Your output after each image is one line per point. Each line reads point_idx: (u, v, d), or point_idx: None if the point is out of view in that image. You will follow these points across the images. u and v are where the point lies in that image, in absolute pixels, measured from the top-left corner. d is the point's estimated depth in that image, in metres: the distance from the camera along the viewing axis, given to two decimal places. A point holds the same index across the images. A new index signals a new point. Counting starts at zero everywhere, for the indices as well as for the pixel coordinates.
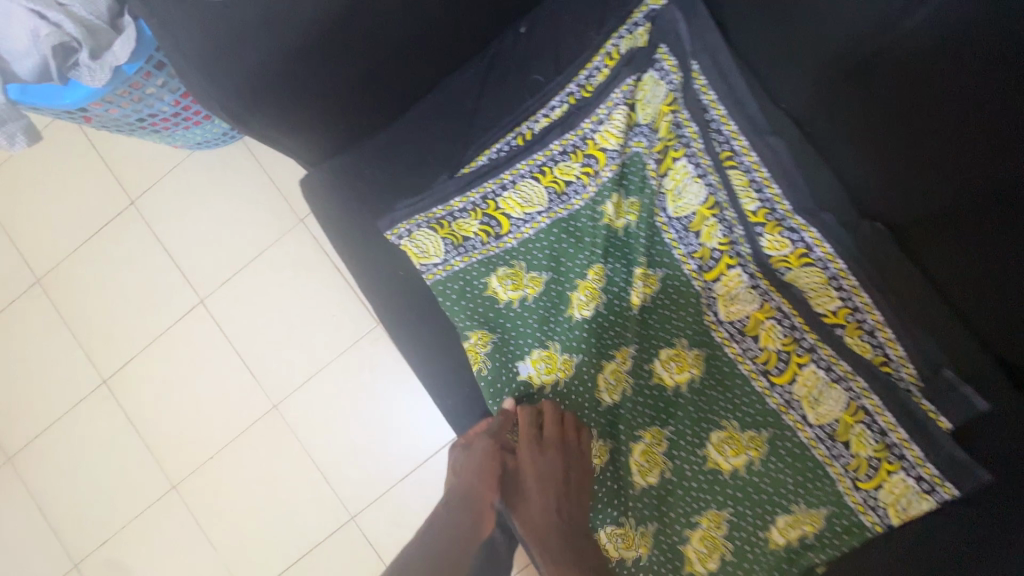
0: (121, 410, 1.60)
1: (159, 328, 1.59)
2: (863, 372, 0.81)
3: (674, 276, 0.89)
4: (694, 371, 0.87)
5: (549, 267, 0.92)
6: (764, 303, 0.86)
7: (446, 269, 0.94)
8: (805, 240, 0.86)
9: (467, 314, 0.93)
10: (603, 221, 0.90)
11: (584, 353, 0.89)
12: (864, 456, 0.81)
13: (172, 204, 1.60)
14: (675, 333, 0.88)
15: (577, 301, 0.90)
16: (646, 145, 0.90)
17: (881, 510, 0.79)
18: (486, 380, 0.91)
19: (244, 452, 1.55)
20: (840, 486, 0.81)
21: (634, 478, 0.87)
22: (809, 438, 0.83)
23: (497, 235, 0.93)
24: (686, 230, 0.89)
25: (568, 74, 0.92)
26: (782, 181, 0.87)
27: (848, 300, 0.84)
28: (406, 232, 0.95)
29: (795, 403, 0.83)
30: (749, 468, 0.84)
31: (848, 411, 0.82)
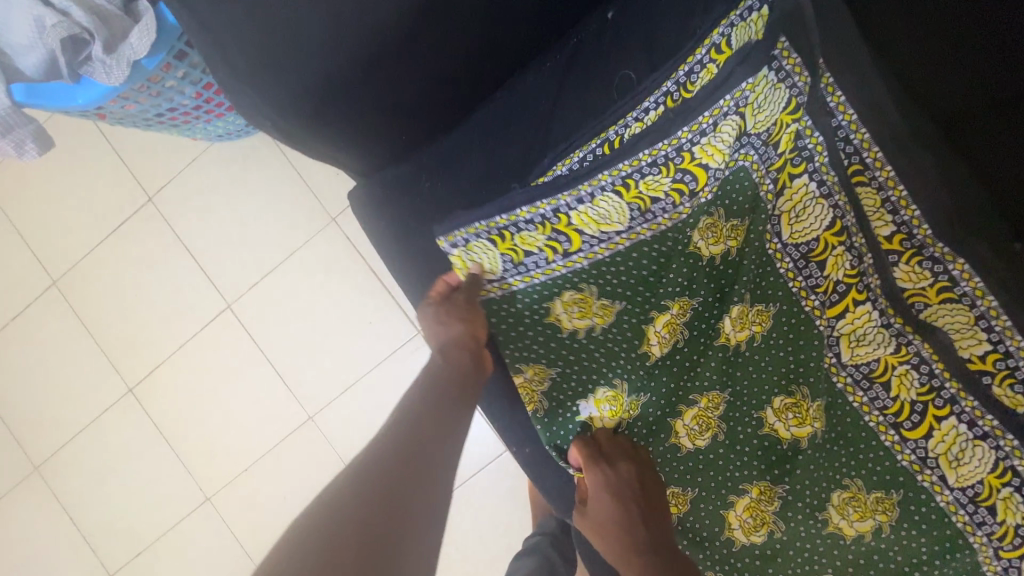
0: (148, 420, 1.51)
1: (186, 335, 1.49)
2: (1016, 430, 0.71)
3: (789, 311, 0.74)
4: (815, 425, 0.73)
5: (626, 295, 0.73)
6: (900, 346, 0.73)
7: (502, 290, 0.74)
8: (950, 273, 0.73)
9: (524, 344, 0.74)
10: (687, 244, 0.72)
11: (654, 395, 0.74)
12: (1012, 524, 0.70)
13: (193, 201, 1.48)
14: (796, 380, 0.73)
15: (654, 334, 0.73)
16: (757, 160, 0.72)
17: None
18: (542, 423, 0.73)
19: (279, 464, 1.46)
20: (980, 555, 0.71)
21: (734, 535, 0.73)
22: (948, 502, 0.71)
23: (568, 254, 0.73)
24: (805, 260, 0.74)
25: (666, 68, 0.71)
26: (923, 202, 0.74)
27: (998, 343, 0.72)
28: (462, 241, 0.73)
29: (931, 462, 0.71)
30: (876, 535, 0.71)
31: (995, 472, 0.71)
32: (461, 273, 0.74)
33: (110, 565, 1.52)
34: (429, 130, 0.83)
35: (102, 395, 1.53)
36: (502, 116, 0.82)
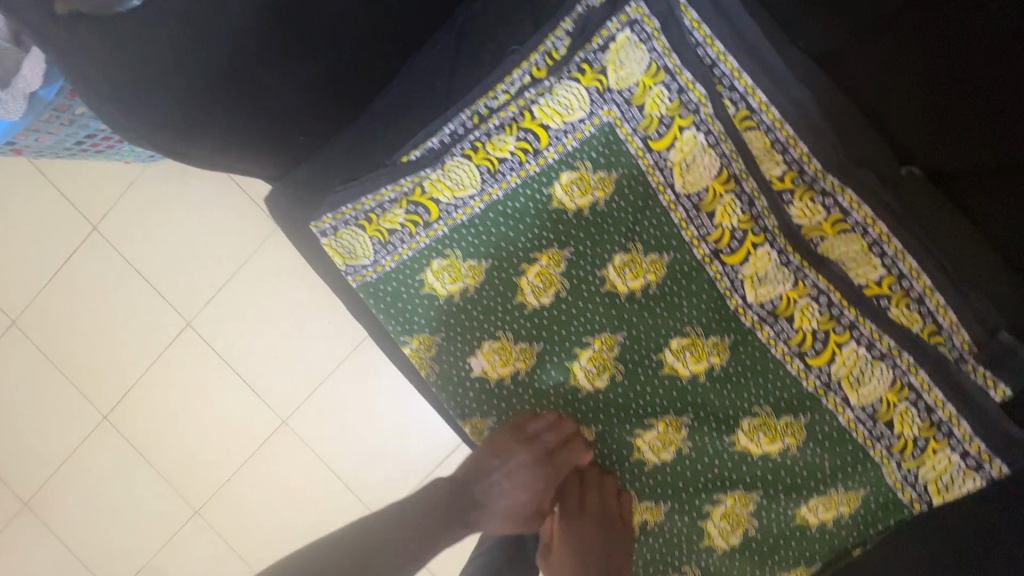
0: (126, 443, 1.54)
1: (150, 361, 1.51)
2: (914, 348, 0.74)
3: (683, 260, 0.79)
4: (713, 360, 0.79)
5: (488, 254, 0.85)
6: (798, 281, 0.77)
7: (376, 273, 0.88)
8: (840, 204, 0.76)
9: (404, 317, 0.88)
10: (546, 195, 0.82)
11: (549, 343, 0.84)
12: (909, 436, 0.75)
13: (137, 223, 1.47)
14: (689, 320, 0.80)
15: (529, 285, 0.84)
16: (619, 116, 0.79)
17: (920, 487, 0.75)
18: (438, 386, 0.89)
19: (262, 467, 1.50)
20: (884, 468, 0.76)
21: (644, 456, 0.83)
22: (849, 421, 0.76)
23: (426, 223, 0.86)
24: (697, 209, 0.79)
25: (533, 42, 0.79)
26: (809, 136, 0.76)
27: (892, 266, 0.75)
28: (331, 228, 0.89)
29: (833, 385, 0.76)
30: (785, 454, 0.78)
31: (892, 389, 0.75)
32: (337, 259, 0.89)
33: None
34: (327, 130, 0.84)
35: (75, 430, 1.54)
36: (399, 109, 0.85)
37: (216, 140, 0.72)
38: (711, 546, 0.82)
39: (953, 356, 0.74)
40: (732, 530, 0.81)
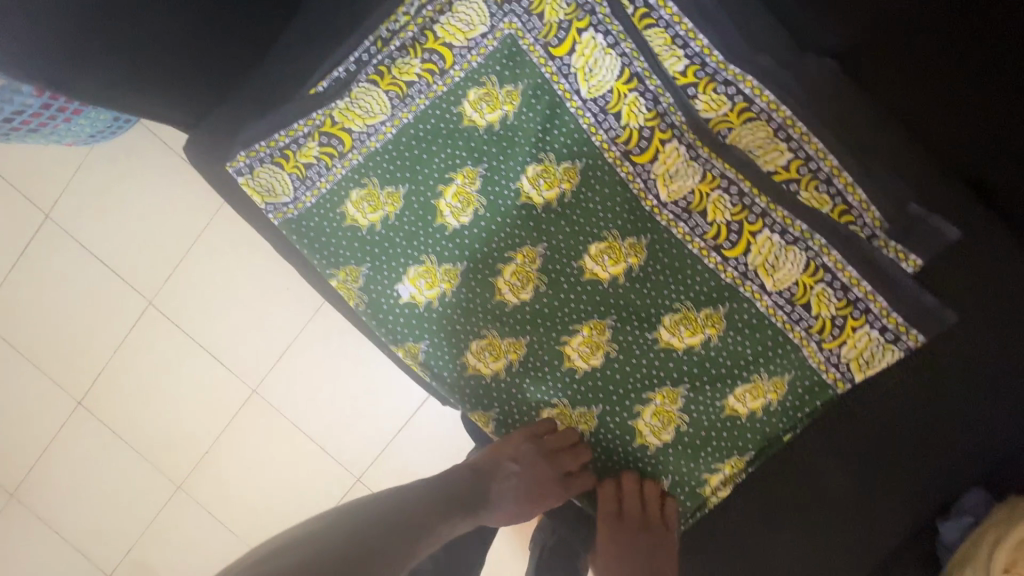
0: (101, 444, 1.28)
1: (88, 349, 1.27)
2: (822, 228, 0.75)
3: (596, 166, 0.82)
4: (631, 261, 0.82)
5: (404, 179, 0.87)
6: (707, 173, 0.78)
7: (297, 210, 0.90)
8: (743, 92, 0.77)
9: (329, 252, 0.91)
10: (457, 114, 0.84)
11: (472, 261, 0.88)
12: (827, 316, 0.77)
13: (88, 201, 1.23)
14: (605, 223, 0.82)
15: (448, 207, 0.87)
16: (520, 28, 0.80)
17: (843, 366, 0.77)
18: (366, 314, 0.93)
19: (233, 450, 1.24)
20: (804, 350, 0.78)
21: (575, 363, 0.86)
22: (767, 307, 0.78)
23: (343, 155, 0.87)
24: (603, 112, 0.80)
25: None
26: (709, 30, 0.76)
27: (799, 150, 0.77)
28: (246, 167, 0.89)
29: (751, 274, 0.78)
30: (707, 345, 0.80)
31: (807, 272, 0.77)
32: (257, 198, 0.91)
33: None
34: (236, 72, 0.84)
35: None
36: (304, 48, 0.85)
37: (114, 67, 0.70)
38: (644, 443, 0.85)
39: (865, 235, 0.76)
40: (663, 427, 0.84)
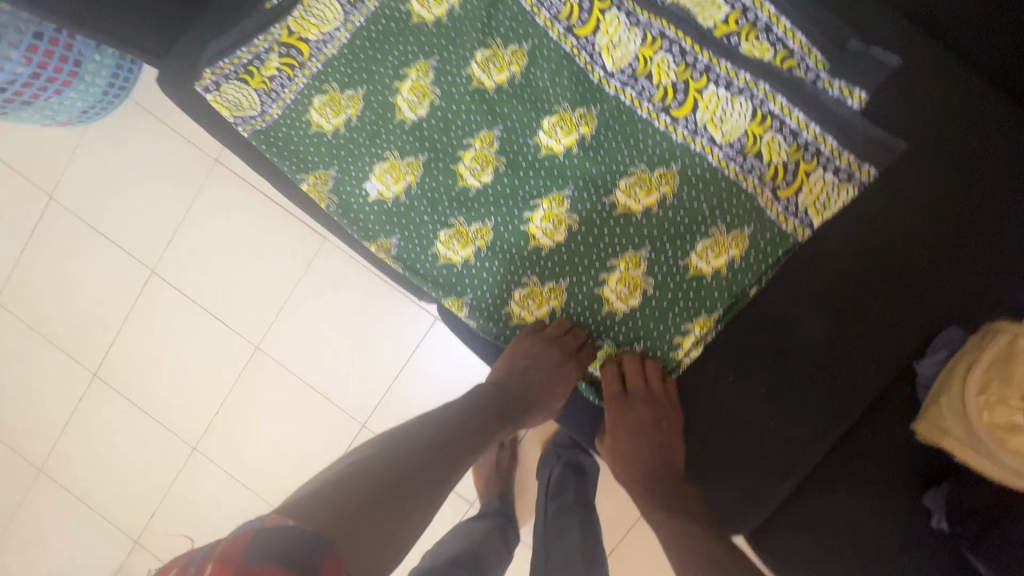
0: (120, 397, 1.55)
1: (119, 254, 1.50)
2: (765, 77, 0.74)
3: (543, 46, 0.79)
4: (583, 131, 0.78)
5: (362, 79, 0.83)
6: (648, 37, 0.76)
7: (265, 122, 0.86)
8: None
9: (297, 157, 0.86)
10: (405, 13, 0.81)
11: (432, 152, 0.83)
12: (779, 163, 0.76)
13: (84, 173, 1.49)
14: (554, 98, 0.79)
15: (405, 102, 0.83)
16: None
17: (802, 213, 0.77)
18: (337, 214, 0.86)
19: (246, 396, 1.50)
20: (760, 199, 0.77)
21: (540, 241, 0.82)
22: (719, 160, 0.77)
23: (302, 66, 0.84)
24: None
25: None
26: None
27: (734, 3, 0.75)
28: (213, 84, 0.85)
29: (700, 130, 0.76)
30: (662, 205, 0.79)
31: (754, 120, 0.75)
32: (225, 113, 0.86)
33: (98, 506, 1.57)
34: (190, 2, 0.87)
35: (29, 329, 1.55)
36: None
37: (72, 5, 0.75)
38: (613, 312, 0.83)
39: (809, 78, 0.75)
40: (631, 293, 0.82)
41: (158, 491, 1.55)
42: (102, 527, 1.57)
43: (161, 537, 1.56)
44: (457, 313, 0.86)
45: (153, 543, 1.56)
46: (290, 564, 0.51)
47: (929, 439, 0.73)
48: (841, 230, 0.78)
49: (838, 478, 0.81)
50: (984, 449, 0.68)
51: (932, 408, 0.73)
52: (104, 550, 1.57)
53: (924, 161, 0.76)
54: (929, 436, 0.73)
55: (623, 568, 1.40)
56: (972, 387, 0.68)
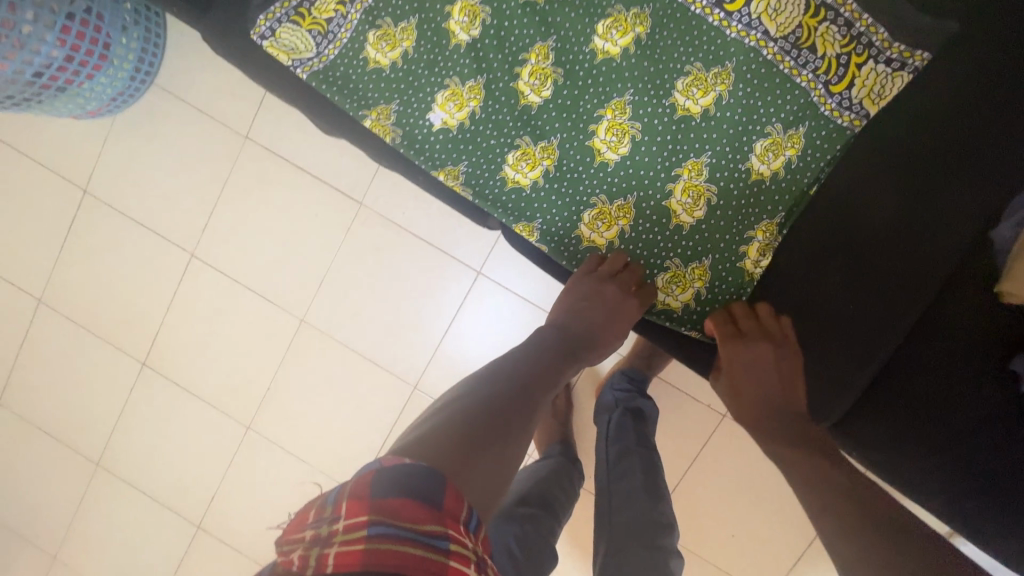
0: (171, 384, 1.56)
1: (158, 241, 1.52)
2: None
3: None
4: (637, 31, 0.78)
5: (413, 9, 0.84)
6: None
7: (323, 63, 0.86)
8: None
9: (356, 96, 0.86)
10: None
11: (490, 73, 0.83)
12: (832, 55, 0.74)
13: (117, 164, 1.50)
14: (607, 2, 0.79)
15: (457, 25, 0.83)
16: None
17: (857, 106, 0.76)
18: (404, 147, 0.87)
19: (296, 370, 1.51)
20: (812, 94, 0.76)
21: (603, 155, 0.82)
22: (774, 54, 0.75)
23: (353, 3, 0.84)
24: None
25: None
26: None
27: None
28: (269, 30, 0.84)
29: (755, 23, 0.75)
30: (718, 105, 0.78)
31: (809, 12, 0.74)
32: (283, 58, 0.85)
33: (158, 495, 1.58)
34: None
35: (75, 325, 1.57)
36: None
37: None
38: (681, 226, 0.81)
39: None
40: (695, 205, 0.80)
41: (216, 475, 1.56)
42: (163, 515, 1.58)
43: (222, 519, 1.56)
44: (527, 237, 0.87)
45: (215, 526, 1.57)
46: (419, 495, 0.50)
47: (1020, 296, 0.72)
48: (906, 106, 0.77)
49: (922, 360, 0.80)
50: None
51: (1015, 265, 0.74)
52: (167, 537, 1.58)
53: (983, 29, 0.76)
54: (1014, 291, 0.73)
55: (689, 506, 1.40)
56: None
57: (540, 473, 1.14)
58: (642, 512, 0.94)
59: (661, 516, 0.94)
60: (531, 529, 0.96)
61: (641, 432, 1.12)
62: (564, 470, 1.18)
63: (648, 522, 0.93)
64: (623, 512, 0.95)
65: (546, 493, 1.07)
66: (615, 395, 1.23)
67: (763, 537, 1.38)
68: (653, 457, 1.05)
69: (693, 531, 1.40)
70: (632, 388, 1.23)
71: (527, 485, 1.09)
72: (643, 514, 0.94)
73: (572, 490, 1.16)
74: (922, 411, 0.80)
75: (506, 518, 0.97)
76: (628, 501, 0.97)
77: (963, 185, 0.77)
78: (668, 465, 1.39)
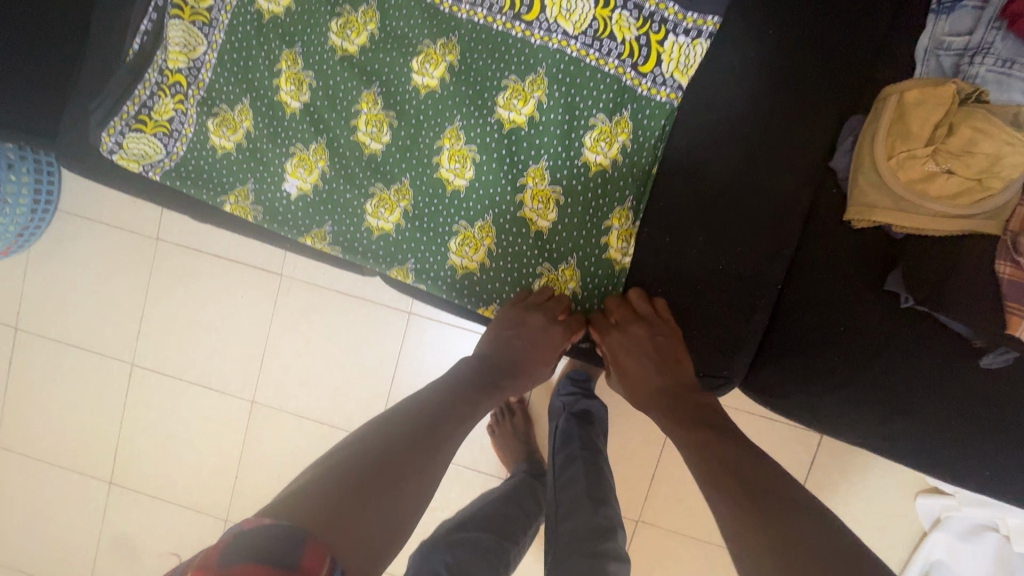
0: (140, 496, 1.55)
1: (96, 359, 1.52)
2: None
3: None
4: (449, 60, 0.81)
5: (244, 91, 0.86)
6: None
7: (173, 160, 0.88)
8: None
9: (212, 185, 0.88)
10: (256, 12, 0.84)
11: (330, 132, 0.85)
12: (631, 39, 0.77)
13: (40, 295, 1.52)
14: (417, 39, 0.82)
15: (287, 95, 0.85)
16: None
17: (668, 81, 0.78)
18: (267, 222, 0.87)
19: (258, 452, 1.51)
20: (624, 79, 0.78)
21: (453, 183, 0.83)
22: (578, 51, 0.78)
23: (188, 97, 0.86)
24: None
25: None
26: None
27: None
28: (116, 143, 0.86)
29: (553, 27, 0.78)
30: (541, 110, 0.80)
31: (599, 5, 0.77)
32: (134, 166, 0.87)
33: None
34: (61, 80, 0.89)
35: (34, 461, 1.56)
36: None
37: None
38: (541, 231, 0.83)
39: None
40: (546, 207, 0.83)
41: None
42: None
43: None
44: (405, 280, 0.87)
45: None
46: (274, 554, 0.48)
47: (861, 219, 0.73)
48: (728, 66, 0.78)
49: (808, 297, 0.80)
50: (908, 206, 0.70)
51: (855, 191, 0.74)
52: None
53: None
54: (859, 217, 0.73)
55: (669, 492, 1.38)
56: (880, 156, 0.70)
57: (498, 497, 1.13)
58: (585, 519, 0.94)
59: (603, 519, 0.94)
60: (472, 555, 0.94)
61: (587, 435, 1.13)
62: (524, 489, 1.18)
63: (594, 527, 0.92)
64: (568, 522, 0.95)
65: (502, 516, 1.07)
66: (561, 401, 1.24)
67: None
68: (600, 461, 1.06)
69: (679, 517, 1.38)
70: (577, 391, 1.24)
71: (481, 512, 1.08)
72: (586, 520, 0.94)
73: (535, 508, 1.15)
74: (815, 350, 0.80)
75: (443, 546, 0.95)
76: (573, 510, 0.97)
77: (799, 123, 0.77)
78: (639, 456, 1.38)
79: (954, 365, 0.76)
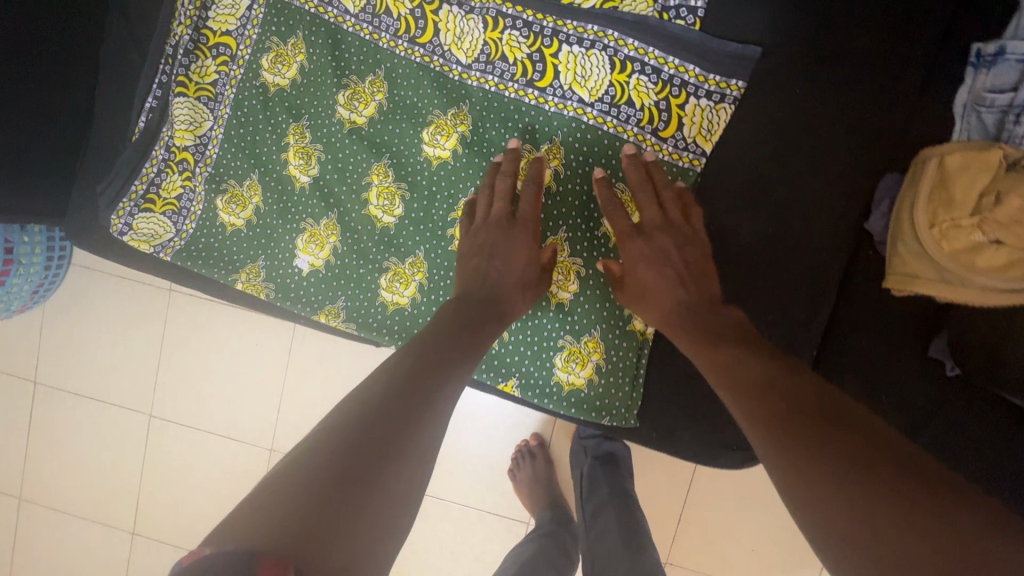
0: (163, 548, 1.54)
1: (115, 410, 1.52)
2: (614, 24, 0.73)
3: (396, 66, 0.79)
4: (461, 129, 0.79)
5: (252, 165, 0.84)
6: (488, 20, 0.76)
7: (184, 239, 0.86)
8: None
9: (222, 262, 0.86)
10: (261, 85, 0.82)
11: (340, 206, 0.83)
12: (651, 104, 0.75)
13: (58, 348, 1.52)
14: (426, 109, 0.79)
15: (296, 169, 0.83)
16: None
17: (691, 146, 0.75)
18: (280, 299, 0.85)
19: None
20: (644, 146, 0.76)
21: None
22: (595, 118, 0.76)
23: (196, 175, 0.84)
24: (376, 15, 0.78)
25: None
26: None
27: None
28: (126, 224, 0.84)
29: (568, 94, 0.76)
30: (558, 180, 0.78)
31: (616, 70, 0.74)
32: (144, 247, 0.86)
33: None
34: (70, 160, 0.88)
35: (58, 513, 1.56)
36: (91, 74, 0.83)
37: None
38: (561, 302, 0.80)
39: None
40: (567, 278, 0.80)
41: None
42: None
43: None
44: None
45: None
46: None
47: (902, 290, 0.69)
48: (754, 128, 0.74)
49: (847, 364, 0.76)
50: (954, 279, 0.66)
51: (893, 260, 0.70)
52: None
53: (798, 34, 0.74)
54: (900, 288, 0.69)
55: (698, 535, 1.34)
56: (922, 225, 0.66)
57: (530, 555, 1.12)
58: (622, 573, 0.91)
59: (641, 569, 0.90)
60: None
61: (615, 481, 1.09)
62: (553, 543, 1.15)
63: None
64: None
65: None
66: (584, 444, 1.20)
67: (780, 549, 1.32)
68: (632, 511, 1.03)
69: (711, 560, 1.34)
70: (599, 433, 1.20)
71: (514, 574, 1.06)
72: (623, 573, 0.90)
73: (566, 562, 1.13)
74: None
75: None
76: (610, 565, 0.94)
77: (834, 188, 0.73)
78: (665, 499, 1.34)
79: (1009, 434, 0.72)
